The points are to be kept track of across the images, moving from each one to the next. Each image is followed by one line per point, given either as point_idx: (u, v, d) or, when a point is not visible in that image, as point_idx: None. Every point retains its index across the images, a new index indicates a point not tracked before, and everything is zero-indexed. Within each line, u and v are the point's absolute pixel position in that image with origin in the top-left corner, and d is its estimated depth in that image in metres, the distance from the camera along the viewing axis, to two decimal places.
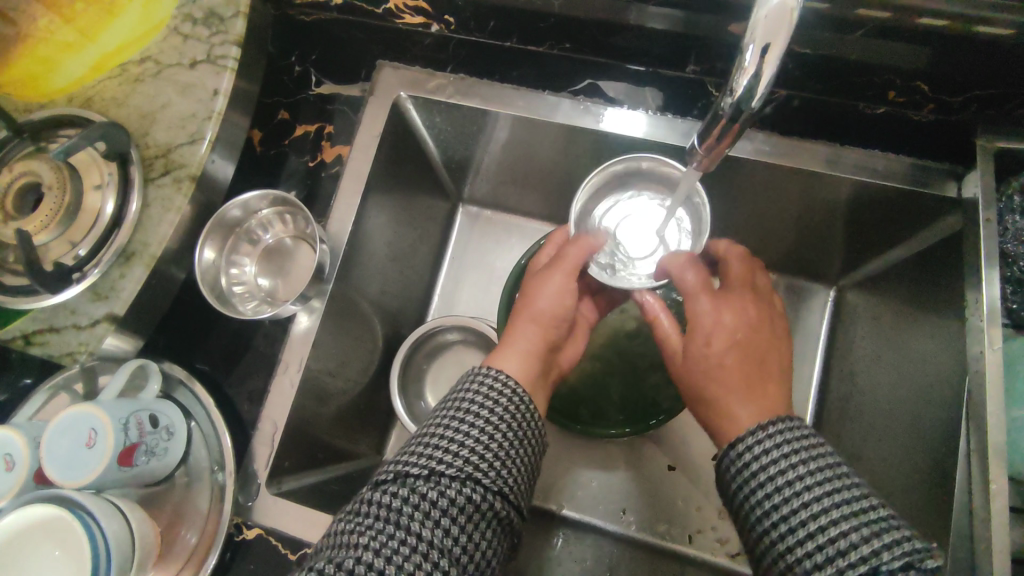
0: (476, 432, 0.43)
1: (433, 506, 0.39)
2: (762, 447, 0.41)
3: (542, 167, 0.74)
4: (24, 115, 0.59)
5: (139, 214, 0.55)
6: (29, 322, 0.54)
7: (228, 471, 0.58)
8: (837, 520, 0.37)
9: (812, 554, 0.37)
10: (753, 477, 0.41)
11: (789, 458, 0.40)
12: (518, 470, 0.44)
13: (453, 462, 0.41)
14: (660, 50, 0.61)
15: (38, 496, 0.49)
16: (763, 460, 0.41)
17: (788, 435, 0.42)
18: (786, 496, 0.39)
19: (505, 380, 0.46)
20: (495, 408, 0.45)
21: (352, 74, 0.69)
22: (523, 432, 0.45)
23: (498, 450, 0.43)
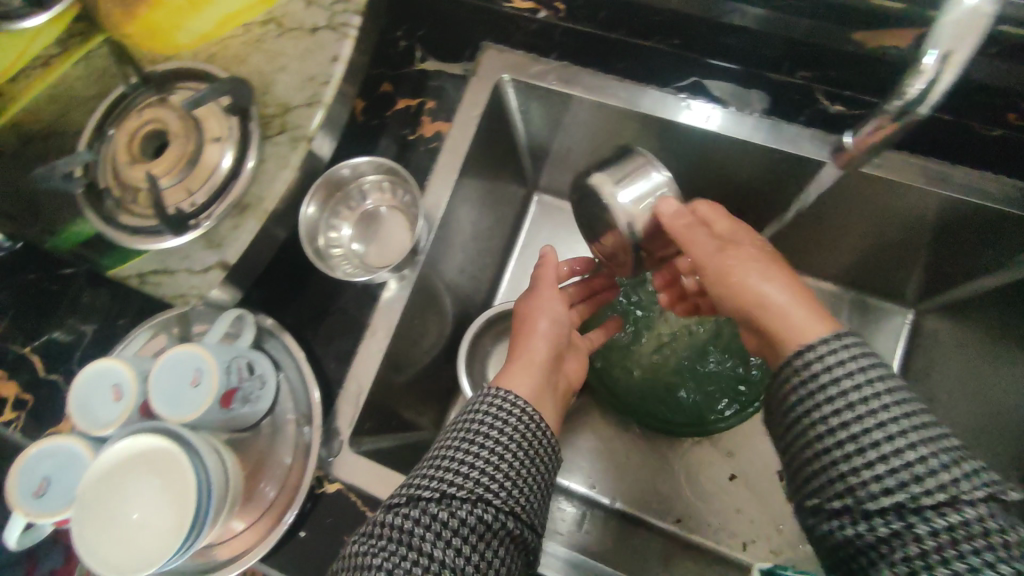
0: (486, 454, 0.46)
1: (445, 526, 0.42)
2: (834, 359, 0.44)
3: (629, 163, 0.74)
4: (150, 65, 0.62)
5: (254, 169, 0.57)
6: (144, 263, 0.56)
7: (315, 426, 0.60)
8: (914, 442, 0.40)
9: (885, 476, 0.39)
10: (821, 397, 0.43)
11: (852, 376, 0.43)
12: (529, 491, 0.46)
13: (464, 484, 0.44)
14: (772, 53, 0.60)
15: (147, 427, 0.52)
16: (836, 374, 0.43)
17: (855, 352, 0.44)
18: (836, 406, 0.43)
19: (509, 398, 0.50)
20: (503, 430, 0.48)
21: (456, 54, 0.71)
22: (532, 454, 0.48)
23: (508, 471, 0.46)
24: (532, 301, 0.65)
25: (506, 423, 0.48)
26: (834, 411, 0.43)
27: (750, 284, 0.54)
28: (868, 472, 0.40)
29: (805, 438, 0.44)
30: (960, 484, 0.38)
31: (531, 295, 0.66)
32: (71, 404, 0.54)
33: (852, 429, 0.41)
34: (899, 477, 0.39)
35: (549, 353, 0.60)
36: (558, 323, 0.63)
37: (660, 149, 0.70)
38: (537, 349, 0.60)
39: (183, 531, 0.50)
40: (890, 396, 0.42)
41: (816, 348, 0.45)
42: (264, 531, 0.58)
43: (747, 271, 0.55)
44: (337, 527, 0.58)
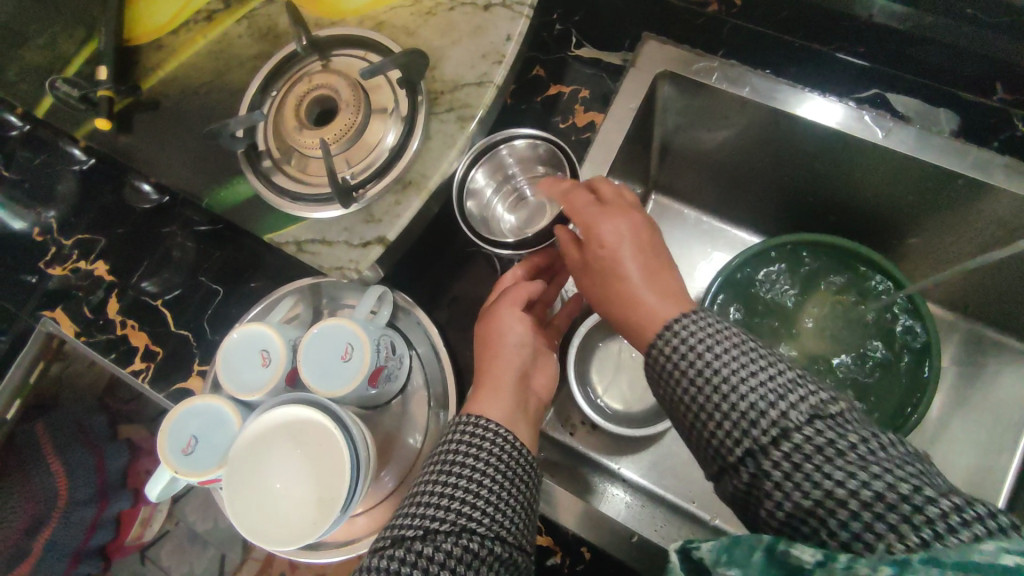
0: (464, 482, 0.45)
1: (431, 562, 0.40)
2: (682, 327, 0.43)
3: (770, 172, 0.72)
4: (315, 29, 0.61)
5: (420, 145, 0.55)
6: (302, 231, 0.55)
7: (451, 413, 0.59)
8: (732, 385, 0.39)
9: (728, 427, 0.38)
10: (669, 360, 0.42)
11: (680, 334, 0.43)
12: (513, 512, 0.45)
13: (445, 517, 0.43)
14: (968, 71, 0.57)
15: (301, 399, 0.52)
16: (682, 335, 0.42)
17: (696, 316, 0.43)
18: (708, 369, 0.40)
19: (485, 424, 0.49)
20: (480, 454, 0.47)
21: (614, 44, 0.68)
22: (513, 477, 0.47)
23: (489, 497, 0.45)
24: (492, 318, 0.58)
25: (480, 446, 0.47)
26: (714, 379, 0.40)
27: (619, 270, 0.49)
28: (726, 426, 0.38)
29: (676, 408, 0.42)
30: (786, 414, 0.36)
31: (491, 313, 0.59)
32: (220, 365, 0.54)
33: (726, 392, 0.39)
34: (748, 424, 0.37)
35: (517, 373, 0.55)
36: (521, 342, 0.57)
37: (816, 160, 0.67)
38: (505, 370, 0.55)
39: (327, 509, 0.49)
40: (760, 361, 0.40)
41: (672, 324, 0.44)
42: (386, 516, 0.58)
43: (617, 252, 0.50)
44: None
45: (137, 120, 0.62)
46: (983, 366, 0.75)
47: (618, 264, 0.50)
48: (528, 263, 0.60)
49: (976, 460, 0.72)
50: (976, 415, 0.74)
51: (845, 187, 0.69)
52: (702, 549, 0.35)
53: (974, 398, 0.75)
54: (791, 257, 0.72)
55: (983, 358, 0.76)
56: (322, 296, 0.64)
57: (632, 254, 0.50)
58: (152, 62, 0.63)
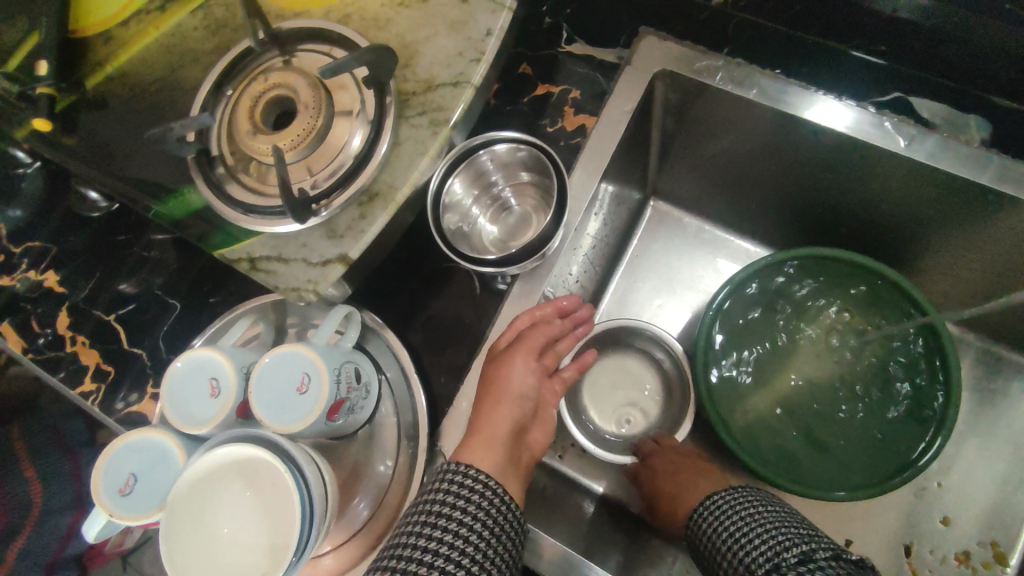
0: (450, 536, 0.41)
1: None
2: (714, 505, 0.48)
3: (777, 180, 0.67)
4: (277, 21, 0.55)
5: (388, 153, 0.50)
6: (257, 246, 0.50)
7: (420, 445, 0.54)
8: (766, 538, 0.42)
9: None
10: (708, 533, 0.46)
11: (718, 508, 0.48)
12: (500, 575, 0.41)
13: (428, 575, 0.39)
14: (1008, 77, 0.50)
15: (250, 436, 0.47)
16: (714, 511, 0.48)
17: (726, 494, 0.49)
18: (739, 531, 0.44)
19: (476, 476, 0.44)
20: (468, 506, 0.43)
21: (609, 38, 0.62)
22: (501, 532, 0.43)
23: (475, 555, 0.40)
24: (503, 360, 0.52)
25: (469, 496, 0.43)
26: (743, 536, 0.43)
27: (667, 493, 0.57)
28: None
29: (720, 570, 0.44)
30: (813, 554, 0.39)
31: (501, 351, 0.53)
32: (165, 396, 0.49)
33: (758, 542, 0.42)
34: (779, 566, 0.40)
35: (513, 425, 0.50)
36: (526, 398, 0.52)
37: (828, 169, 0.62)
38: (501, 422, 0.49)
39: (280, 560, 0.44)
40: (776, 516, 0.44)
41: (707, 502, 0.49)
42: (355, 556, 0.53)
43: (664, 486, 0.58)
44: None
45: (84, 120, 0.56)
46: (1006, 391, 0.69)
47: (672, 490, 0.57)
48: (546, 311, 0.54)
49: (993, 493, 0.67)
50: (996, 443, 0.68)
51: (859, 199, 0.63)
52: None
53: (993, 423, 0.69)
54: (801, 270, 0.66)
55: (1003, 381, 0.69)
56: (286, 313, 0.58)
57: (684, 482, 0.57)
58: (101, 55, 0.57)
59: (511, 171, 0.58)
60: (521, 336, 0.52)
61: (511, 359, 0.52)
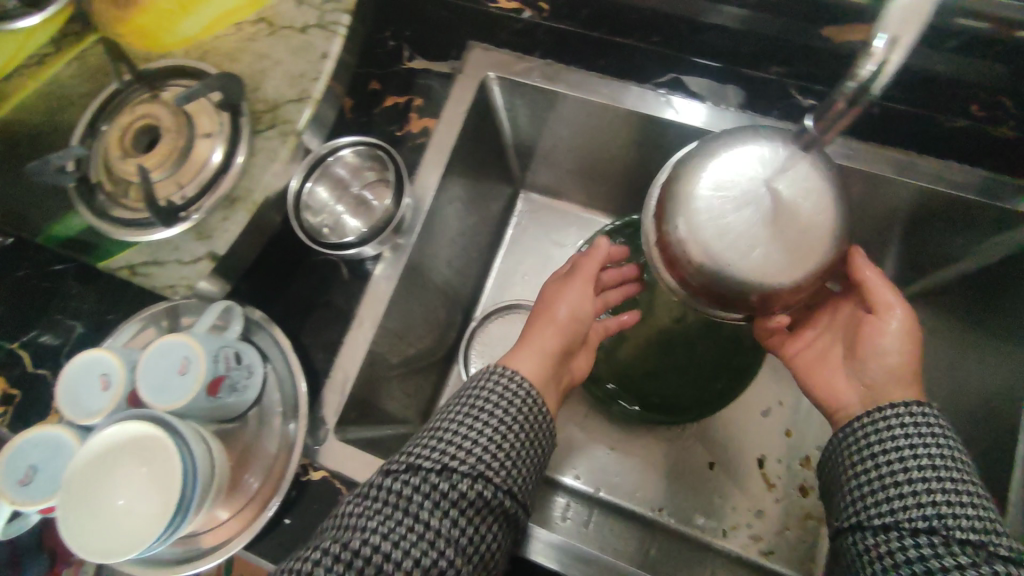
0: (489, 433, 0.49)
1: (444, 497, 0.44)
2: (909, 422, 0.47)
3: (609, 159, 0.79)
4: (143, 63, 0.63)
5: (245, 163, 0.59)
6: (136, 254, 0.58)
7: (299, 418, 0.62)
8: (936, 489, 0.43)
9: (915, 511, 0.43)
10: (891, 440, 0.47)
11: (918, 433, 0.47)
12: (524, 471, 0.49)
13: (466, 459, 0.46)
14: (747, 50, 0.63)
15: (135, 415, 0.53)
16: (904, 430, 0.47)
17: (926, 418, 0.47)
18: (915, 471, 0.45)
19: (519, 381, 0.53)
20: (507, 407, 0.51)
21: (442, 53, 0.72)
22: (534, 438, 0.51)
23: (508, 451, 0.48)
24: (562, 288, 0.65)
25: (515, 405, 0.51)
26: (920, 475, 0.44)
27: (883, 331, 0.56)
28: (916, 511, 0.43)
29: (875, 479, 0.46)
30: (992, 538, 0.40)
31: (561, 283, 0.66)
32: (58, 394, 0.55)
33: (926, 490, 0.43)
34: (951, 519, 0.41)
35: (560, 345, 0.61)
36: (575, 317, 0.63)
37: (640, 145, 0.73)
38: (549, 338, 0.61)
39: (168, 515, 0.51)
40: (969, 487, 0.43)
41: (906, 410, 0.48)
42: (247, 520, 0.60)
43: (887, 317, 0.57)
44: (325, 512, 0.60)
45: None
46: None
47: (883, 321, 0.57)
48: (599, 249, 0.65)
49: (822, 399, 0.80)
50: None
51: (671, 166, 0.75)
52: None
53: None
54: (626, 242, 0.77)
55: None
56: (180, 318, 0.65)
57: (904, 319, 0.56)
58: None
59: (356, 172, 0.66)
60: (578, 266, 0.66)
61: (568, 285, 0.65)
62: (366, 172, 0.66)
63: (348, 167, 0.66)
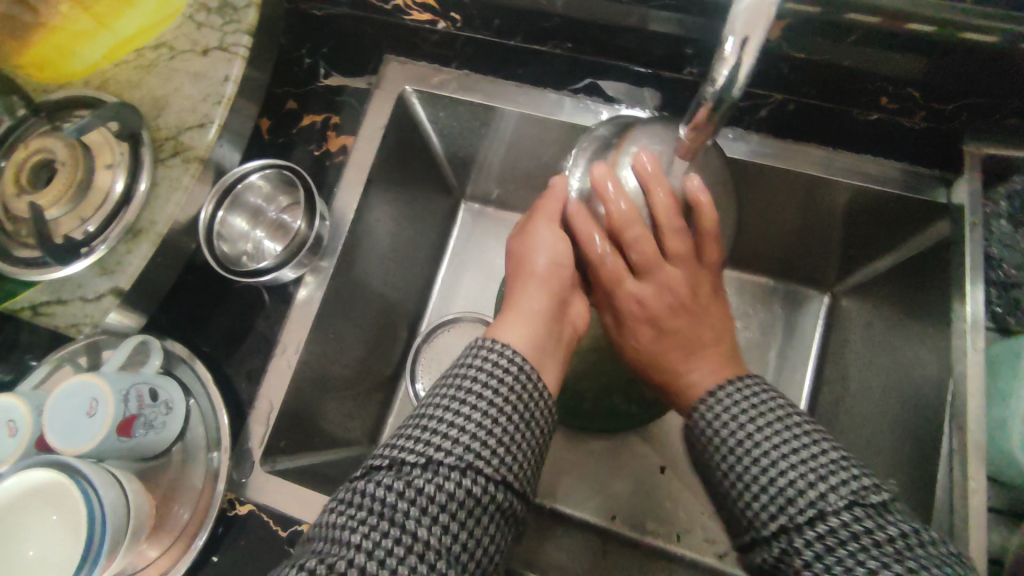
0: (477, 414, 0.41)
1: (431, 500, 0.37)
2: (734, 400, 0.46)
3: (543, 168, 0.76)
4: (41, 95, 0.61)
5: (147, 193, 0.58)
6: (37, 294, 0.56)
7: (223, 450, 0.61)
8: (783, 471, 0.41)
9: (769, 507, 0.40)
10: (723, 430, 0.45)
11: (744, 412, 0.45)
12: (523, 458, 0.42)
13: (452, 450, 0.39)
14: (660, 52, 0.62)
15: (41, 462, 0.50)
16: (730, 413, 0.45)
17: (743, 390, 0.46)
18: (761, 456, 0.42)
19: (511, 354, 0.44)
20: (501, 382, 0.43)
21: (360, 67, 0.70)
22: (532, 417, 0.44)
23: (501, 436, 0.41)
24: (527, 238, 0.54)
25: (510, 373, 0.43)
26: (766, 459, 0.42)
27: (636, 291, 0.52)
28: (774, 507, 0.40)
29: (732, 485, 0.43)
30: (834, 499, 0.38)
31: (524, 232, 0.56)
32: None
33: (771, 475, 0.41)
34: (801, 503, 0.39)
35: (546, 300, 0.51)
36: (565, 253, 0.53)
37: (569, 152, 0.71)
38: (529, 296, 0.51)
39: (72, 568, 0.49)
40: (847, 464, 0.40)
41: (729, 389, 0.46)
42: (176, 557, 0.58)
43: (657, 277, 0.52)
44: (251, 549, 0.59)
45: None
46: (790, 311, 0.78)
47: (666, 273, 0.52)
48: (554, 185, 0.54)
49: None
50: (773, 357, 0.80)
51: None
52: None
53: (787, 351, 0.76)
54: None
55: (786, 311, 0.78)
56: (100, 351, 0.60)
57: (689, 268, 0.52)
58: None
59: (271, 198, 0.65)
60: (537, 209, 0.55)
61: (537, 235, 0.54)
62: (280, 197, 0.65)
63: (260, 192, 0.64)
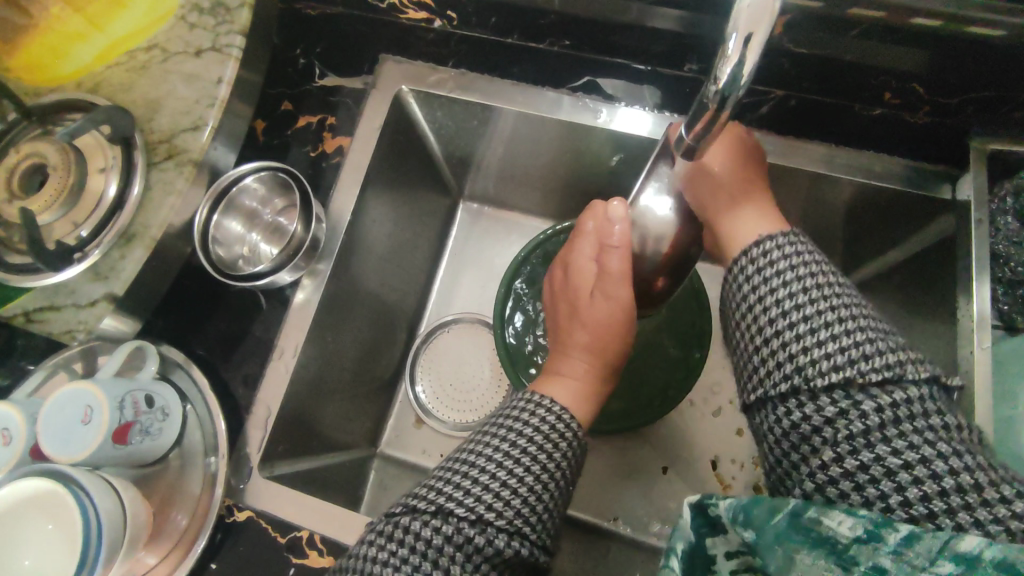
0: (529, 480, 0.44)
1: (476, 552, 0.41)
2: (770, 255, 0.46)
3: (542, 167, 0.75)
4: (32, 98, 0.61)
5: (140, 196, 0.57)
6: (29, 301, 0.55)
7: (221, 455, 0.60)
8: (825, 337, 0.41)
9: (800, 362, 0.41)
10: (758, 285, 0.45)
11: (793, 270, 0.44)
12: (558, 514, 0.46)
13: (502, 512, 0.42)
14: (659, 49, 0.61)
15: (35, 471, 0.50)
16: (769, 268, 0.45)
17: (791, 246, 0.46)
18: (796, 317, 0.42)
19: (571, 427, 0.47)
20: (552, 453, 0.46)
21: (355, 67, 0.70)
22: (569, 480, 0.47)
23: (544, 501, 0.44)
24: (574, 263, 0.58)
25: (556, 430, 0.47)
26: (798, 329, 0.42)
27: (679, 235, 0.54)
28: (795, 374, 0.41)
29: (757, 340, 0.44)
30: (877, 362, 0.39)
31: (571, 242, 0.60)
32: None
33: (801, 345, 0.41)
34: (845, 356, 0.40)
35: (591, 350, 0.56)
36: (612, 321, 0.55)
37: (567, 150, 0.71)
38: (578, 358, 0.56)
39: None
40: (878, 343, 0.40)
41: (769, 242, 0.46)
42: (176, 564, 0.58)
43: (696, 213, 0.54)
44: (251, 556, 0.58)
45: None
46: None
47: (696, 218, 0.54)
48: (617, 238, 0.53)
49: None
50: None
51: (603, 168, 0.72)
52: (720, 507, 0.40)
53: None
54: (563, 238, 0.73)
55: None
56: (95, 357, 0.59)
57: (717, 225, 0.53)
58: None
59: (266, 200, 0.64)
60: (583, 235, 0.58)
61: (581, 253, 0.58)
62: (274, 198, 0.64)
63: (254, 195, 0.64)
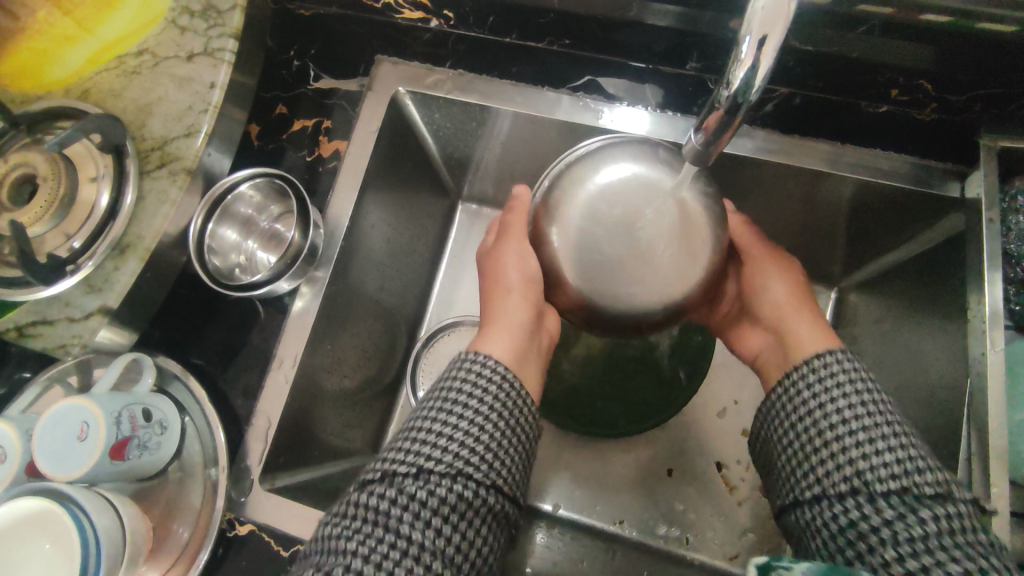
0: (466, 424, 0.43)
1: (422, 506, 0.38)
2: (824, 370, 0.46)
3: (542, 167, 0.74)
4: (20, 106, 0.59)
5: (133, 206, 0.56)
6: (22, 314, 0.55)
7: (221, 467, 0.59)
8: (879, 442, 0.41)
9: (839, 466, 0.41)
10: (803, 406, 0.45)
11: (835, 379, 0.45)
12: (511, 461, 0.43)
13: (442, 459, 0.40)
14: (661, 46, 0.60)
15: (31, 489, 0.49)
16: (822, 382, 0.45)
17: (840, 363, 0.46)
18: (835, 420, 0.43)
19: (494, 367, 0.46)
20: (485, 395, 0.44)
21: (350, 70, 0.68)
22: (516, 423, 0.45)
23: (488, 443, 0.42)
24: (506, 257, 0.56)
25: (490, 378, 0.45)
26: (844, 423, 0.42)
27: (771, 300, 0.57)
28: (834, 469, 0.41)
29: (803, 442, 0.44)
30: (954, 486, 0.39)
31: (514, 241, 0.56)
32: None
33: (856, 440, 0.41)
34: (893, 466, 0.40)
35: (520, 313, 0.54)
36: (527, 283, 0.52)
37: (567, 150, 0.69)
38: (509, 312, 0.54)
39: None
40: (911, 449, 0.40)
41: (828, 356, 0.46)
42: None
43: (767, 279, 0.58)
44: (255, 570, 0.57)
45: None
46: None
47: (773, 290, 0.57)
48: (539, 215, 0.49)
49: None
50: None
51: None
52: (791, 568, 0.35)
53: None
54: None
55: None
56: (90, 371, 0.58)
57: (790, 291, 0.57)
58: None
59: (261, 207, 0.63)
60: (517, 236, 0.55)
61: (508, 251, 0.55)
62: (269, 205, 0.63)
63: (249, 203, 0.62)
